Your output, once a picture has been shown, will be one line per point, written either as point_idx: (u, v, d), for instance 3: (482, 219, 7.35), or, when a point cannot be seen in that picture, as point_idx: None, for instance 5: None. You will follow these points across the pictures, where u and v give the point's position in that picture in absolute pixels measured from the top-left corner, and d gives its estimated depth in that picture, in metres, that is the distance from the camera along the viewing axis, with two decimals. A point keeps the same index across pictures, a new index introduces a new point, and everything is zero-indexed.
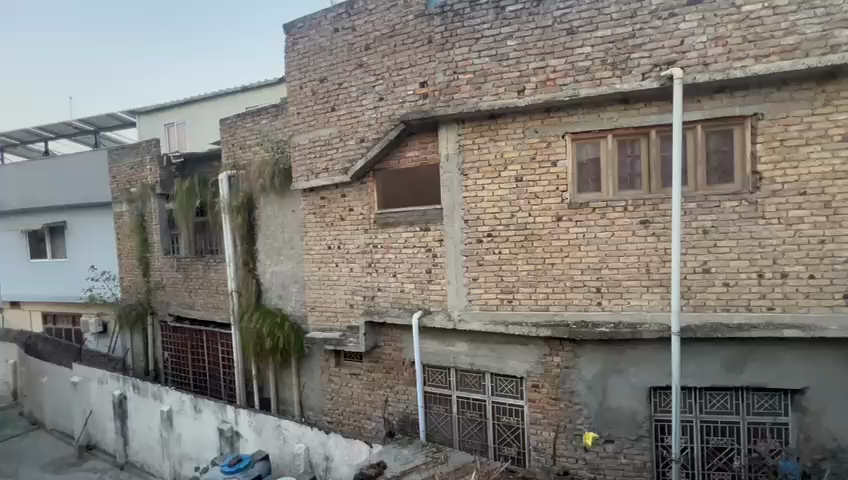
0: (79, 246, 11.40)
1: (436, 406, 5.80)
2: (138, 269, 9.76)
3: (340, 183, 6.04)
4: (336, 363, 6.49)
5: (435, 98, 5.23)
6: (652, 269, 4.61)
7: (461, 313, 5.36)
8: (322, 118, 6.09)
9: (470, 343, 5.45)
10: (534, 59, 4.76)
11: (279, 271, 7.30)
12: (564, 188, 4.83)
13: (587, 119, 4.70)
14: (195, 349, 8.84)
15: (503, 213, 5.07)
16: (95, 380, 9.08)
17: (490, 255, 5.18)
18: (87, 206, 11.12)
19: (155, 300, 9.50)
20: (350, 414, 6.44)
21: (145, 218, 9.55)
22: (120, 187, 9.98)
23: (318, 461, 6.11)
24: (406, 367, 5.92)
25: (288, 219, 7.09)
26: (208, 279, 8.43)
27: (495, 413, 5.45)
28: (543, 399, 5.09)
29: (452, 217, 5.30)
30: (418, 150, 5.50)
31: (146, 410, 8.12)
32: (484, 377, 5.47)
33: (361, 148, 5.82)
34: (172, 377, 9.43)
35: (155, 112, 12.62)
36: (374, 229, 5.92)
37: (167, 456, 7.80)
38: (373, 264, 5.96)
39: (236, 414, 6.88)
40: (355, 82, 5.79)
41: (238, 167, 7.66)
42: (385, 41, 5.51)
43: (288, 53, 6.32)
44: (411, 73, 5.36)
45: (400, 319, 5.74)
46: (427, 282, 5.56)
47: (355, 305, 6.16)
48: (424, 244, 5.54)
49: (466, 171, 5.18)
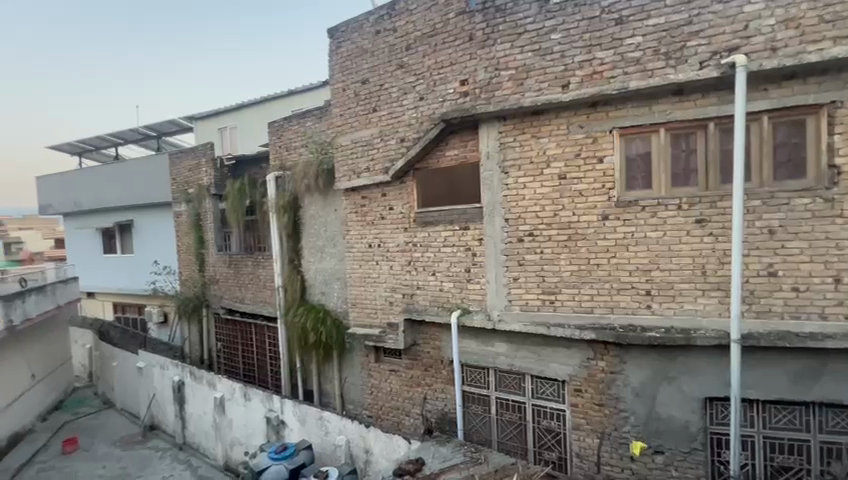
0: (144, 243, 12.45)
1: (474, 406, 5.77)
2: (195, 264, 10.47)
3: (380, 183, 6.15)
4: (376, 359, 6.63)
5: (476, 96, 5.18)
6: (708, 271, 4.30)
7: (501, 313, 5.29)
8: (364, 119, 6.22)
9: (509, 344, 5.38)
10: (580, 52, 4.58)
11: (321, 268, 7.56)
12: (611, 186, 4.63)
13: (636, 113, 4.47)
14: (245, 341, 9.38)
15: (545, 212, 4.95)
16: (157, 366, 9.86)
17: (531, 255, 5.06)
18: (151, 206, 12.10)
19: (209, 294, 10.16)
20: (389, 409, 6.56)
21: (201, 217, 10.22)
22: (179, 187, 10.73)
23: (358, 454, 6.27)
24: (444, 366, 5.95)
25: (331, 218, 7.32)
26: (257, 274, 8.91)
27: (536, 416, 5.33)
28: (587, 404, 4.92)
29: (492, 216, 5.24)
30: (458, 149, 5.48)
31: (201, 396, 8.71)
32: (524, 378, 5.38)
33: (401, 148, 5.89)
34: (224, 366, 10.03)
35: (209, 118, 13.49)
36: (413, 228, 5.98)
37: (220, 439, 8.32)
38: (413, 262, 6.02)
39: (281, 404, 7.22)
40: (396, 83, 5.86)
41: (284, 168, 8.02)
42: (426, 40, 5.53)
43: (332, 56, 6.52)
44: (451, 72, 5.35)
45: (439, 318, 5.76)
46: (465, 281, 5.54)
47: (395, 302, 6.25)
48: (464, 243, 5.52)
49: (507, 168, 5.10)
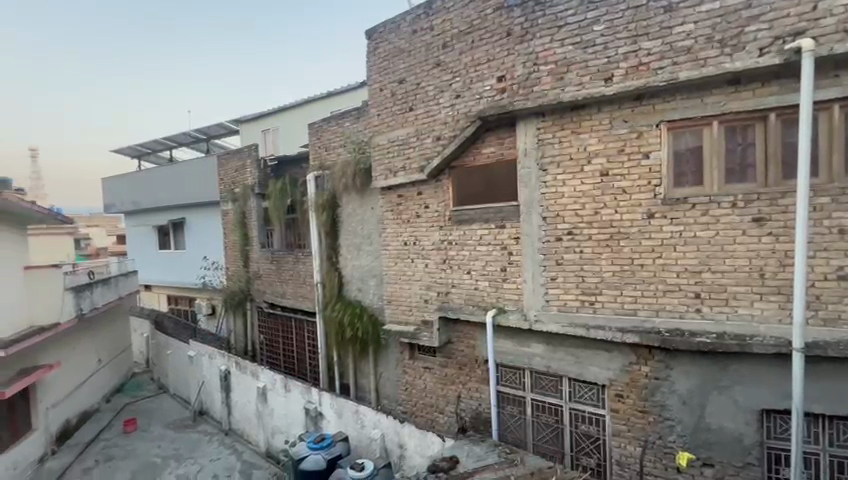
0: (195, 240, 13.28)
1: (509, 407, 5.70)
2: (240, 260, 11.03)
3: (416, 181, 6.21)
4: (410, 356, 6.71)
5: (513, 92, 5.10)
6: (767, 274, 4.00)
7: (538, 313, 5.18)
8: (400, 119, 6.30)
9: (546, 346, 5.26)
10: (624, 43, 4.39)
11: (358, 265, 7.73)
12: (657, 183, 4.41)
13: (686, 105, 4.22)
14: (285, 334, 9.78)
15: (585, 210, 4.79)
16: (206, 356, 10.49)
17: (570, 254, 4.92)
18: (201, 205, 12.88)
19: (252, 288, 10.67)
20: (423, 406, 6.62)
21: (246, 215, 10.74)
22: (226, 187, 11.33)
23: (393, 448, 6.36)
24: (479, 366, 5.91)
25: (368, 216, 7.46)
26: (297, 271, 9.26)
27: (573, 420, 5.18)
28: (629, 410, 4.73)
29: (529, 214, 5.14)
30: (495, 146, 5.42)
31: (245, 385, 9.18)
32: (561, 381, 5.24)
33: (437, 147, 5.91)
34: (266, 357, 10.51)
35: (253, 121, 14.16)
36: (449, 226, 5.98)
37: (262, 427, 8.73)
38: (448, 260, 6.03)
39: (319, 396, 7.47)
40: (432, 82, 5.88)
41: (323, 168, 8.27)
42: (463, 38, 5.50)
43: (370, 58, 6.64)
44: (489, 69, 5.29)
45: (474, 317, 5.74)
46: (501, 280, 5.49)
47: (430, 300, 6.29)
48: (500, 241, 5.46)
49: (545, 166, 4.98)
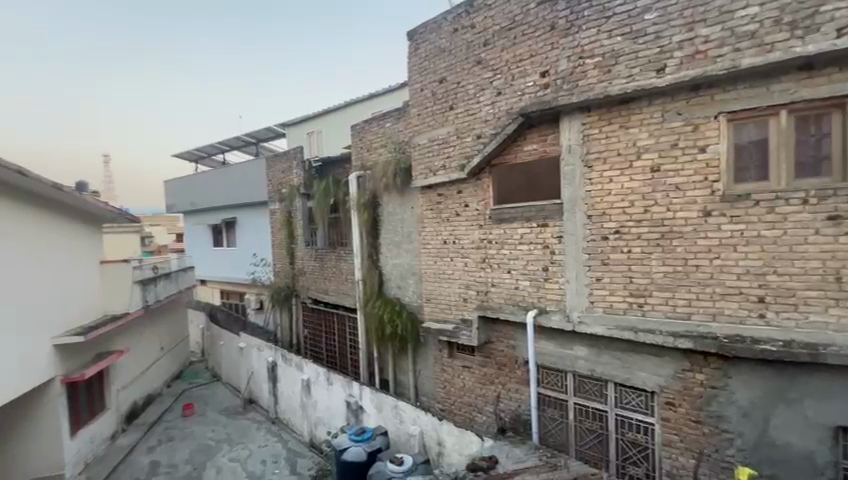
0: (246, 238, 14.08)
1: (550, 410, 5.57)
2: (286, 257, 11.55)
3: (456, 180, 6.21)
4: (449, 354, 6.73)
5: (557, 87, 4.98)
6: (844, 278, 3.62)
7: (582, 315, 5.02)
8: (441, 118, 6.33)
9: (590, 349, 5.11)
10: (679, 31, 4.16)
11: (398, 263, 7.86)
12: (715, 178, 4.13)
13: (748, 95, 3.93)
14: (328, 329, 10.14)
15: (633, 208, 4.59)
16: (255, 347, 11.10)
17: (617, 254, 4.73)
18: (251, 205, 13.63)
19: (297, 285, 11.15)
20: (461, 404, 6.63)
21: (292, 214, 11.23)
22: (274, 188, 11.90)
23: (432, 445, 6.42)
24: (519, 366, 5.83)
25: (407, 215, 7.57)
26: (340, 268, 9.58)
27: (619, 427, 4.97)
28: (681, 419, 4.49)
29: (573, 212, 5.00)
30: (537, 143, 5.32)
31: (290, 377, 9.61)
32: (606, 385, 5.05)
33: (478, 145, 5.88)
34: (310, 351, 10.94)
35: (298, 124, 14.78)
36: (489, 224, 5.94)
37: (306, 417, 9.11)
38: (487, 259, 5.99)
39: (360, 390, 7.68)
40: (473, 80, 5.86)
41: (365, 168, 8.48)
42: (505, 34, 5.44)
43: (410, 58, 6.73)
44: (531, 64, 5.20)
45: (514, 317, 5.66)
46: (543, 280, 5.38)
47: (469, 299, 6.28)
48: (541, 240, 5.35)
49: (590, 162, 4.82)
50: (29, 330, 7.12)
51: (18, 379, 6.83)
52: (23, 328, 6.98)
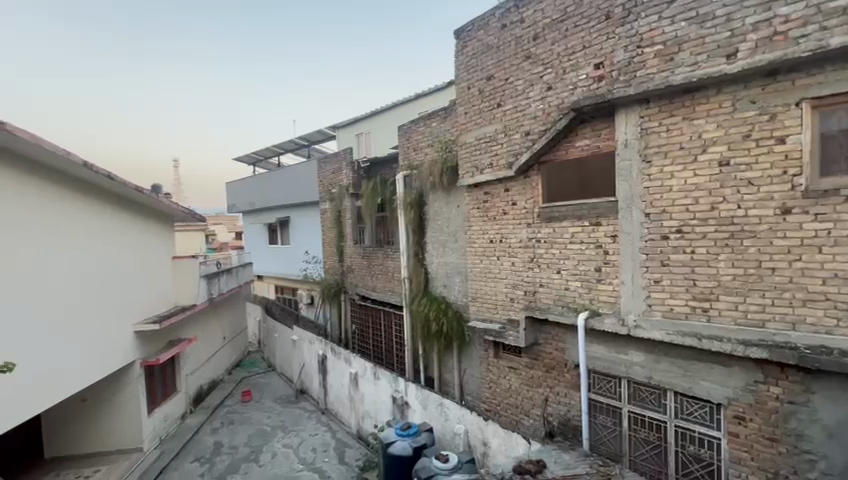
0: (299, 236, 14.82)
1: (602, 417, 5.35)
2: (336, 255, 12.00)
3: (504, 178, 6.11)
4: (495, 354, 6.66)
5: (612, 80, 4.76)
6: None
7: (638, 319, 4.76)
8: (488, 116, 6.27)
9: (647, 354, 4.83)
10: (754, 12, 3.81)
11: (444, 262, 7.90)
12: (796, 172, 3.74)
13: (838, 78, 3.49)
14: (375, 325, 10.41)
15: (698, 205, 4.27)
16: (307, 340, 11.68)
17: (679, 255, 4.43)
18: (304, 204, 14.32)
19: (346, 282, 11.56)
20: (507, 406, 6.53)
21: (341, 214, 11.65)
22: (324, 188, 12.40)
23: (477, 444, 6.39)
24: (569, 370, 5.65)
25: (454, 213, 7.58)
26: (387, 266, 9.81)
27: (680, 440, 4.65)
28: (752, 435, 4.12)
29: (629, 210, 4.75)
30: (590, 139, 5.12)
31: (339, 370, 9.99)
32: (665, 394, 4.76)
33: (527, 142, 5.75)
34: (358, 346, 11.30)
35: (348, 126, 15.28)
36: (537, 223, 5.79)
37: (354, 410, 9.42)
38: (536, 259, 5.86)
39: (406, 386, 7.82)
40: (521, 75, 5.75)
41: (411, 168, 8.59)
42: (556, 27, 5.28)
43: (458, 57, 6.73)
44: (584, 56, 5.01)
45: (564, 318, 5.48)
46: (596, 281, 5.17)
47: (516, 299, 6.17)
48: (594, 240, 5.14)
49: (649, 157, 4.56)
50: (115, 317, 8.05)
51: (105, 360, 7.71)
52: (110, 315, 7.90)
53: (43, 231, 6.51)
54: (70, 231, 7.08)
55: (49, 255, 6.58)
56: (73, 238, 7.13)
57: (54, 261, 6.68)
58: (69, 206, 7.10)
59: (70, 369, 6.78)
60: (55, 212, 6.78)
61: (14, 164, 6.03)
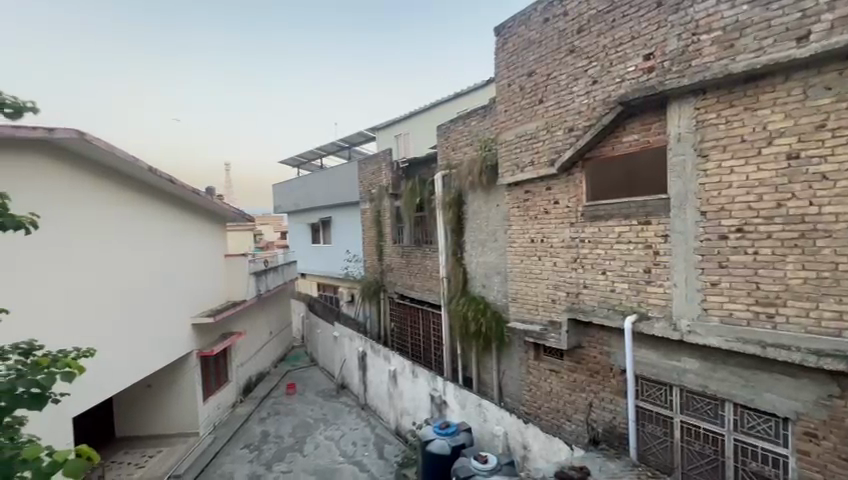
0: (340, 235, 15.27)
1: (651, 426, 5.09)
2: (375, 254, 12.25)
3: (545, 176, 5.97)
4: (535, 357, 6.52)
5: (664, 70, 4.51)
6: None
7: (692, 323, 4.48)
8: (529, 112, 6.15)
9: (702, 362, 4.54)
10: None
11: (483, 262, 7.84)
12: None
13: None
14: (413, 324, 10.51)
15: (762, 202, 3.95)
16: (348, 337, 12.03)
17: (739, 256, 4.12)
18: (345, 204, 14.71)
19: (385, 281, 11.76)
20: (548, 410, 6.37)
21: (381, 213, 11.87)
22: (364, 188, 12.69)
23: (516, 448, 6.29)
24: (614, 375, 5.42)
25: (493, 213, 7.49)
26: (425, 265, 9.87)
27: (740, 456, 4.32)
28: (825, 455, 3.75)
29: (683, 208, 4.48)
30: (639, 133, 4.88)
31: (378, 366, 10.19)
32: (723, 405, 4.44)
33: (570, 138, 5.58)
34: (396, 344, 11.47)
35: (387, 127, 15.53)
36: (581, 223, 5.60)
37: (392, 406, 9.58)
38: (579, 259, 5.67)
39: (444, 385, 7.84)
40: (564, 70, 5.59)
41: (450, 167, 8.58)
42: (602, 18, 5.09)
43: (498, 54, 6.65)
44: (633, 47, 4.79)
45: (609, 321, 5.26)
46: (645, 283, 4.92)
47: (558, 300, 6.00)
48: (643, 239, 4.90)
49: (705, 151, 4.28)
50: (175, 309, 8.72)
51: (167, 348, 8.37)
52: (171, 307, 8.57)
53: (113, 230, 7.15)
54: (135, 230, 7.73)
55: (117, 252, 7.21)
56: (138, 236, 7.78)
57: (122, 258, 7.31)
58: (134, 208, 7.76)
59: (137, 355, 7.45)
60: (123, 213, 7.43)
61: (87, 170, 6.68)
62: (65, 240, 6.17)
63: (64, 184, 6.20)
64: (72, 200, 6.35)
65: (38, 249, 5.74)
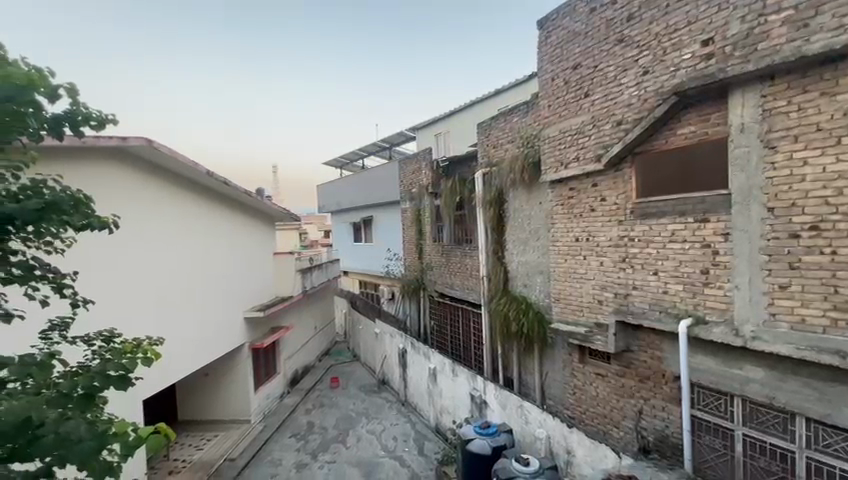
0: (382, 234, 15.55)
1: (709, 437, 4.77)
2: (416, 253, 12.37)
3: (591, 172, 5.75)
4: (580, 360, 6.30)
5: (724, 56, 4.20)
6: None
7: (757, 330, 4.13)
8: (574, 107, 5.95)
9: (769, 371, 4.18)
10: None
11: (525, 260, 7.68)
12: None
13: None
14: (453, 322, 10.51)
15: (841, 197, 3.57)
16: (389, 334, 12.26)
17: (813, 256, 3.74)
18: (386, 204, 14.97)
19: (425, 279, 11.84)
20: (594, 415, 6.14)
21: (421, 213, 11.98)
22: (405, 188, 12.84)
23: (560, 452, 6.13)
24: (667, 382, 5.13)
25: (536, 211, 7.32)
26: (466, 264, 9.84)
27: (813, 475, 3.95)
28: None
29: (745, 205, 4.15)
30: (696, 125, 4.58)
31: (419, 364, 10.31)
32: (793, 419, 4.07)
33: (619, 132, 5.34)
34: (436, 342, 11.51)
35: (427, 126, 15.61)
36: (630, 221, 5.34)
37: (433, 404, 9.64)
38: (628, 259, 5.40)
39: (484, 385, 7.78)
40: (612, 61, 5.35)
41: (491, 165, 8.48)
42: (655, 4, 4.82)
43: (541, 48, 6.49)
44: (690, 33, 4.49)
45: (661, 325, 4.99)
46: (702, 285, 4.62)
47: (605, 302, 5.76)
48: (701, 238, 4.60)
49: (772, 142, 3.93)
50: (230, 302, 9.29)
51: (223, 339, 8.94)
52: (227, 301, 9.14)
53: (176, 230, 7.72)
54: (195, 230, 8.30)
55: (180, 251, 7.79)
56: (197, 235, 8.32)
57: (184, 255, 7.87)
58: (194, 209, 8.33)
59: (198, 346, 8.04)
60: (184, 214, 8.00)
61: (154, 174, 7.24)
62: (137, 240, 6.75)
63: (134, 189, 6.75)
64: (141, 201, 6.91)
65: (117, 249, 6.34)
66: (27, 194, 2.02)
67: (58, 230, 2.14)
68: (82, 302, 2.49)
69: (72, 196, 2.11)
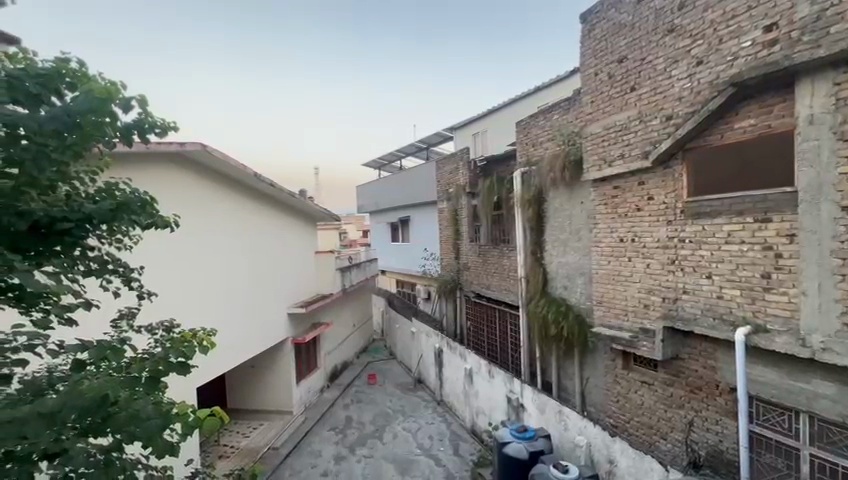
0: (419, 234, 15.67)
1: (770, 455, 4.41)
2: (452, 253, 12.36)
3: (638, 170, 5.49)
4: (624, 365, 6.04)
5: (789, 42, 3.87)
6: None
7: (827, 340, 3.77)
8: (619, 102, 5.70)
9: (841, 387, 3.78)
10: None
11: (565, 262, 7.47)
12: None
13: None
14: (490, 323, 10.40)
15: None
16: (425, 333, 12.34)
17: None
18: (424, 204, 15.07)
19: (462, 279, 11.81)
20: (639, 425, 5.86)
21: (458, 213, 11.95)
22: (442, 188, 12.88)
23: (601, 461, 5.90)
24: (722, 393, 4.79)
25: (577, 211, 7.09)
26: (503, 264, 9.73)
27: None
28: None
29: (814, 204, 3.80)
30: (756, 118, 4.25)
31: (454, 364, 10.31)
32: None
33: (668, 127, 5.06)
34: (472, 343, 11.45)
35: (465, 126, 15.52)
36: (680, 221, 5.05)
37: (468, 404, 9.60)
38: (678, 261, 5.10)
39: (521, 388, 7.64)
40: (661, 52, 5.09)
41: (530, 164, 8.31)
42: None
43: (584, 42, 6.29)
44: (749, 19, 4.19)
45: (715, 332, 4.68)
46: (763, 290, 4.28)
47: (652, 306, 5.48)
48: (762, 240, 4.26)
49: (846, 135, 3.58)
50: (276, 299, 9.76)
51: (269, 334, 9.40)
52: (273, 298, 9.62)
53: (229, 229, 8.24)
54: (245, 229, 8.80)
55: (233, 248, 8.30)
56: (246, 234, 8.81)
57: (235, 253, 8.38)
58: (245, 210, 8.86)
59: (246, 338, 8.49)
60: (236, 214, 8.51)
61: (209, 176, 7.75)
62: (194, 237, 7.27)
63: (192, 189, 7.28)
64: (198, 201, 7.43)
65: (177, 245, 6.85)
66: (103, 195, 2.25)
67: (127, 228, 2.38)
68: (146, 294, 2.71)
69: (140, 198, 2.32)
